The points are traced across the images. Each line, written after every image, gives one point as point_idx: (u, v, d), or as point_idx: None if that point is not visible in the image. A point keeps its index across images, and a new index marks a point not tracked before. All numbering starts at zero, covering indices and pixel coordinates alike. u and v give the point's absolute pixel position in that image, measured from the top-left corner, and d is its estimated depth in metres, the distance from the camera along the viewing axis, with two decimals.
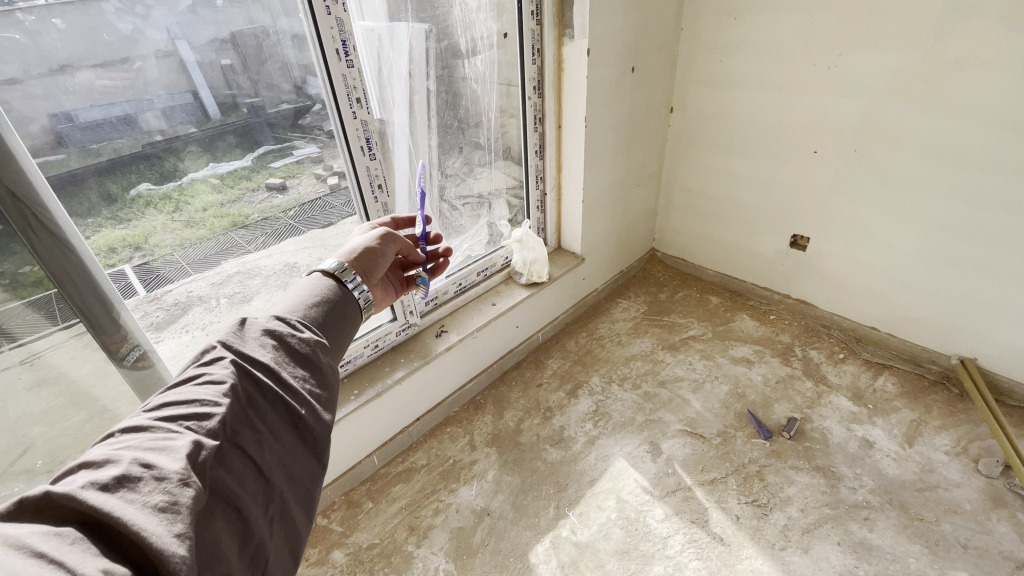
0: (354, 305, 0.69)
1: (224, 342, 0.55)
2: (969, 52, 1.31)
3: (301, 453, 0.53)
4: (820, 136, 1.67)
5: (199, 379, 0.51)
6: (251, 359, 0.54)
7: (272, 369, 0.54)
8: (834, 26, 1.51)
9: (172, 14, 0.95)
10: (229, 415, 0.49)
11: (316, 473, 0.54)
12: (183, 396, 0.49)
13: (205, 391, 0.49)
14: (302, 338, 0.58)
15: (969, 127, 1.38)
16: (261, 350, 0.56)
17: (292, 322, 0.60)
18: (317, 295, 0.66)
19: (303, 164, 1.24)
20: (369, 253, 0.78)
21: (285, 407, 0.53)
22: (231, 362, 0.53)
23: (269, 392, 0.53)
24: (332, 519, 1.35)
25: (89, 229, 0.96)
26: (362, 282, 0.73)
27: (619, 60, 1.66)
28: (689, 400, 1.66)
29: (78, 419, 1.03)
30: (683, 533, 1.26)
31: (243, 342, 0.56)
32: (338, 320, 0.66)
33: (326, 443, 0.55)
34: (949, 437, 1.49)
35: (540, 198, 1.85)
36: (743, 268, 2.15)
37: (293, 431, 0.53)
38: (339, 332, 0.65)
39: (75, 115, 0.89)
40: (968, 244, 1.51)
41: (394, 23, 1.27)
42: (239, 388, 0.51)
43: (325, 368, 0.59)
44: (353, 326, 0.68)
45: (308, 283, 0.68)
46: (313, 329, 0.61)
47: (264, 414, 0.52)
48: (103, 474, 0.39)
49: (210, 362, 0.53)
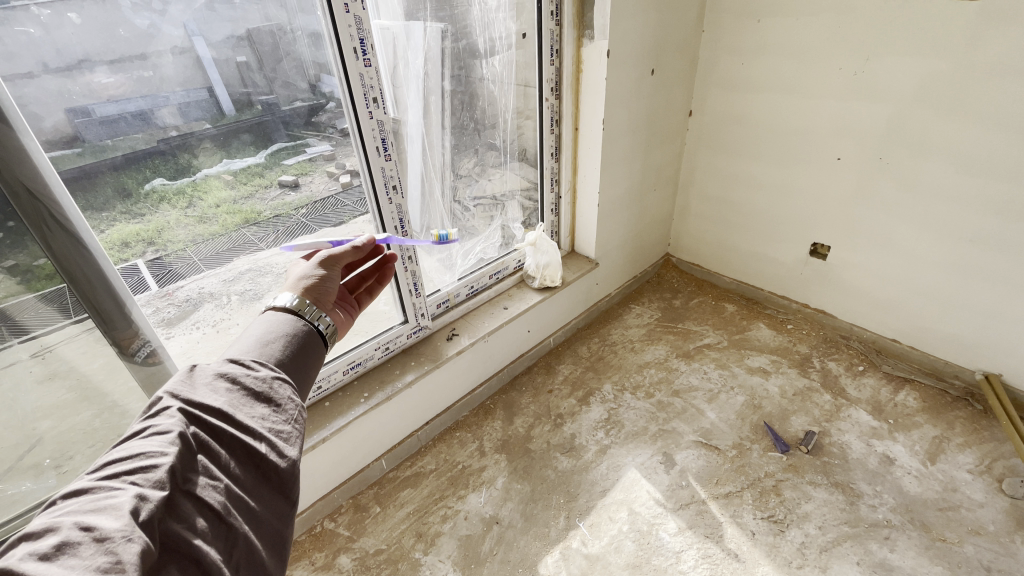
0: (315, 338, 0.67)
1: (171, 391, 0.52)
2: (1003, 58, 1.27)
3: (266, 494, 0.50)
4: (844, 142, 1.63)
5: (145, 431, 0.47)
6: (201, 405, 0.51)
7: (225, 412, 0.51)
8: (861, 31, 1.47)
9: (189, 10, 0.94)
10: (178, 464, 0.45)
11: (284, 513, 0.51)
12: (126, 451, 0.45)
13: (151, 443, 0.46)
14: (258, 375, 0.56)
15: (1001, 135, 1.33)
16: (212, 394, 0.53)
17: (246, 361, 0.58)
18: (273, 331, 0.63)
19: (316, 162, 1.22)
20: (315, 281, 0.73)
21: (243, 448, 0.50)
22: (178, 410, 0.50)
23: (224, 436, 0.50)
24: (339, 523, 1.34)
25: (104, 223, 0.95)
26: (323, 313, 0.70)
27: (638, 62, 1.63)
28: (703, 410, 1.63)
29: (87, 415, 1.03)
30: (697, 548, 1.23)
31: (192, 388, 0.53)
32: (298, 355, 0.64)
33: (294, 480, 0.52)
34: (972, 455, 1.44)
35: (554, 201, 1.83)
36: (760, 276, 2.11)
37: (254, 472, 0.50)
38: (300, 368, 0.63)
39: (92, 109, 0.88)
40: (996, 257, 1.46)
41: (411, 22, 1.25)
42: (190, 434, 0.48)
43: (287, 403, 0.56)
44: (315, 359, 0.66)
45: (262, 321, 0.65)
46: (270, 365, 0.59)
47: (219, 459, 0.48)
48: (40, 544, 0.36)
49: (156, 413, 0.50)
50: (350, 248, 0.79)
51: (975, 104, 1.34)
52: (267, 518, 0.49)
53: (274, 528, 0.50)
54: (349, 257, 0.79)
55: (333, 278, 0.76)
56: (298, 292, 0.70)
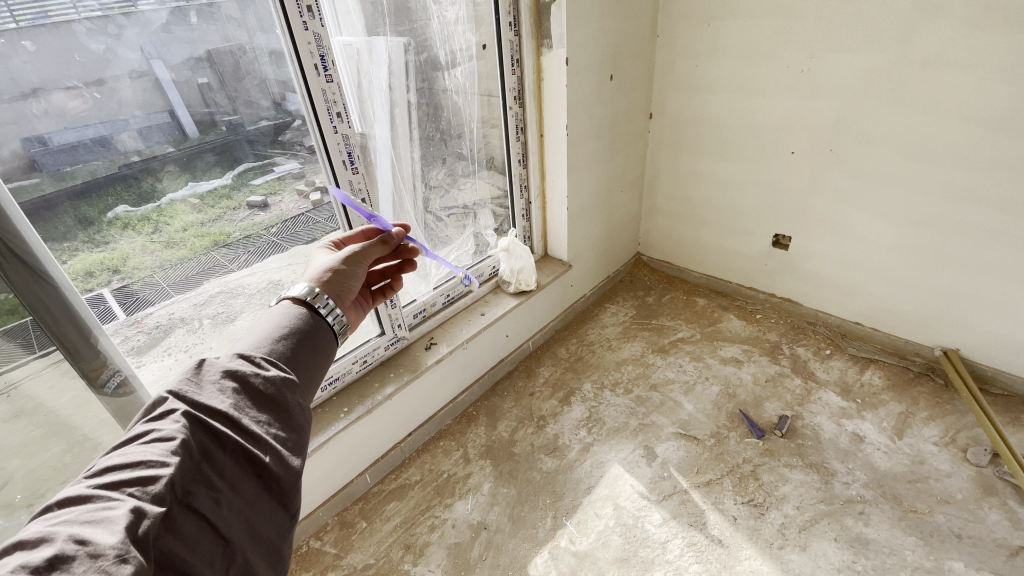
0: (326, 334, 0.66)
1: (177, 391, 0.52)
2: (936, 51, 1.35)
3: (267, 505, 0.50)
4: (796, 136, 1.71)
5: (147, 436, 0.47)
6: (207, 408, 0.51)
7: (230, 417, 0.51)
8: (805, 30, 1.55)
9: (145, 33, 0.94)
10: (177, 474, 0.45)
11: (283, 525, 0.51)
12: (126, 458, 0.45)
13: (151, 451, 0.46)
14: (266, 377, 0.56)
15: (939, 123, 1.42)
16: (217, 396, 0.52)
17: (256, 359, 0.57)
18: (285, 326, 0.63)
19: (284, 180, 1.23)
20: (338, 275, 0.75)
21: (246, 456, 0.50)
22: (182, 414, 0.50)
23: (228, 443, 0.50)
24: (325, 541, 1.32)
25: (65, 253, 0.94)
26: (335, 306, 0.70)
27: (597, 68, 1.68)
28: (681, 402, 1.67)
29: (57, 451, 0.99)
30: (682, 537, 1.26)
31: (199, 388, 0.53)
32: (309, 350, 0.64)
33: (294, 491, 0.52)
34: (937, 428, 1.51)
35: (525, 207, 1.87)
36: (727, 269, 2.17)
37: (256, 482, 0.50)
38: (308, 365, 0.63)
39: (49, 138, 0.87)
40: (944, 237, 1.54)
41: (373, 37, 1.27)
42: (192, 442, 0.48)
43: (294, 407, 0.56)
44: (325, 354, 0.66)
45: (275, 315, 0.65)
46: (280, 364, 0.59)
47: (221, 467, 0.48)
48: (34, 556, 0.36)
49: (160, 417, 0.50)
50: (377, 245, 0.81)
51: (914, 95, 1.43)
52: (266, 529, 0.49)
53: (272, 540, 0.50)
54: (377, 252, 0.81)
55: (356, 272, 0.78)
56: (319, 283, 0.72)
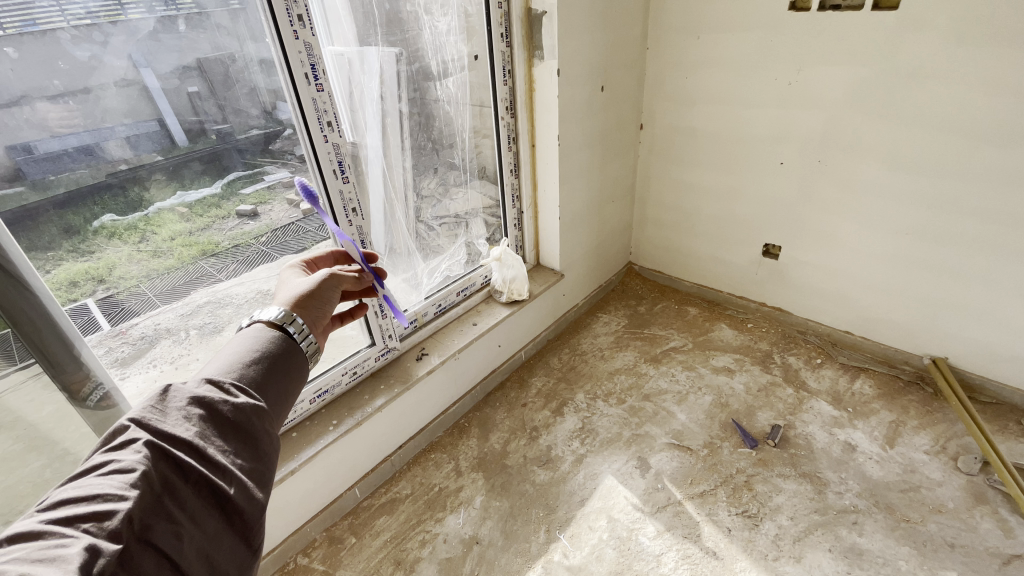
0: (300, 358, 0.63)
1: (140, 420, 0.50)
2: (921, 64, 1.38)
3: (228, 542, 0.47)
4: (785, 147, 1.73)
5: (105, 467, 0.45)
6: (171, 438, 0.49)
7: (195, 447, 0.49)
8: (792, 43, 1.57)
9: (132, 41, 0.92)
10: (137, 508, 0.43)
11: (244, 563, 0.48)
12: (82, 490, 0.43)
13: (109, 483, 0.43)
14: (235, 405, 0.53)
15: (925, 135, 1.44)
16: (182, 425, 0.50)
17: (225, 386, 0.55)
18: (256, 351, 0.59)
19: (274, 190, 1.22)
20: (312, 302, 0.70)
21: (210, 488, 0.48)
22: (144, 443, 0.47)
23: (192, 474, 0.47)
24: (313, 558, 1.29)
25: (49, 263, 0.91)
26: (309, 331, 0.66)
27: (589, 79, 1.69)
28: (674, 412, 1.66)
29: (35, 466, 0.95)
30: (676, 550, 1.25)
31: (163, 416, 0.50)
32: (281, 375, 0.60)
33: (257, 525, 0.50)
34: (927, 436, 1.52)
35: (517, 217, 1.86)
36: (718, 279, 2.18)
37: (219, 515, 0.47)
38: (279, 392, 0.59)
39: (34, 146, 0.85)
40: (931, 247, 1.56)
41: (364, 47, 1.26)
42: (155, 473, 0.45)
43: (261, 437, 0.54)
44: (298, 378, 0.63)
45: (245, 339, 0.61)
46: (250, 391, 0.56)
47: (184, 499, 0.46)
48: None
49: (119, 447, 0.47)
50: (349, 274, 0.78)
51: (899, 108, 1.45)
52: (227, 568, 0.46)
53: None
54: (347, 285, 0.78)
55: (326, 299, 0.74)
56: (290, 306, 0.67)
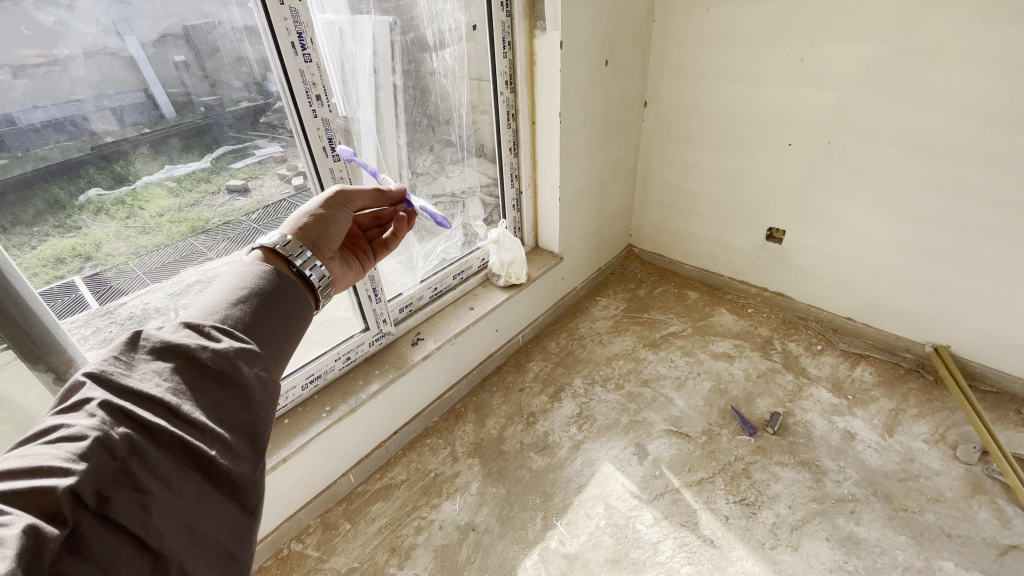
0: (295, 293, 0.58)
1: (99, 376, 0.43)
2: (939, 44, 1.32)
3: (215, 506, 0.41)
4: (794, 128, 1.67)
5: (53, 434, 0.39)
6: (136, 396, 0.42)
7: (167, 406, 0.42)
8: (807, 18, 1.50)
9: (104, 4, 0.85)
10: (88, 480, 0.36)
11: (239, 525, 0.42)
12: (24, 461, 0.37)
13: (56, 453, 0.37)
14: (215, 351, 0.47)
15: (943, 118, 1.39)
16: (150, 380, 0.44)
17: (204, 331, 0.49)
18: (243, 289, 0.55)
19: (266, 164, 1.15)
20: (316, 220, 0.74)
21: (187, 450, 0.41)
22: (99, 404, 0.41)
23: (162, 436, 0.41)
24: (307, 544, 1.28)
25: (35, 238, 0.86)
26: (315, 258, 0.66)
27: (592, 51, 1.61)
28: (672, 398, 1.64)
29: None
30: (673, 538, 1.24)
31: (128, 368, 0.44)
32: (275, 316, 0.55)
33: (250, 485, 0.44)
34: (927, 425, 1.51)
35: (515, 197, 1.81)
36: (719, 262, 2.15)
37: (200, 477, 0.41)
38: (274, 334, 0.54)
39: (17, 118, 0.79)
40: (941, 234, 1.53)
41: (356, 16, 1.19)
42: (118, 436, 0.39)
43: (251, 384, 0.47)
44: (295, 316, 0.58)
45: (230, 278, 0.56)
46: (234, 334, 0.50)
47: (154, 463, 0.39)
48: None
49: (75, 408, 0.41)
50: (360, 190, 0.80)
51: (917, 89, 1.40)
52: (217, 532, 0.40)
53: (224, 545, 0.40)
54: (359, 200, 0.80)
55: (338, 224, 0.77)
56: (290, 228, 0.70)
